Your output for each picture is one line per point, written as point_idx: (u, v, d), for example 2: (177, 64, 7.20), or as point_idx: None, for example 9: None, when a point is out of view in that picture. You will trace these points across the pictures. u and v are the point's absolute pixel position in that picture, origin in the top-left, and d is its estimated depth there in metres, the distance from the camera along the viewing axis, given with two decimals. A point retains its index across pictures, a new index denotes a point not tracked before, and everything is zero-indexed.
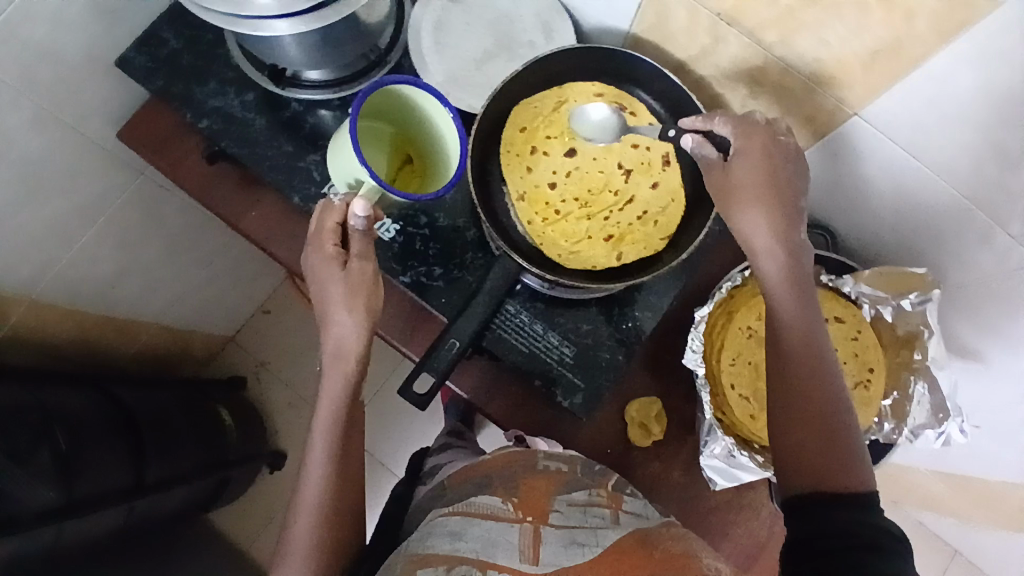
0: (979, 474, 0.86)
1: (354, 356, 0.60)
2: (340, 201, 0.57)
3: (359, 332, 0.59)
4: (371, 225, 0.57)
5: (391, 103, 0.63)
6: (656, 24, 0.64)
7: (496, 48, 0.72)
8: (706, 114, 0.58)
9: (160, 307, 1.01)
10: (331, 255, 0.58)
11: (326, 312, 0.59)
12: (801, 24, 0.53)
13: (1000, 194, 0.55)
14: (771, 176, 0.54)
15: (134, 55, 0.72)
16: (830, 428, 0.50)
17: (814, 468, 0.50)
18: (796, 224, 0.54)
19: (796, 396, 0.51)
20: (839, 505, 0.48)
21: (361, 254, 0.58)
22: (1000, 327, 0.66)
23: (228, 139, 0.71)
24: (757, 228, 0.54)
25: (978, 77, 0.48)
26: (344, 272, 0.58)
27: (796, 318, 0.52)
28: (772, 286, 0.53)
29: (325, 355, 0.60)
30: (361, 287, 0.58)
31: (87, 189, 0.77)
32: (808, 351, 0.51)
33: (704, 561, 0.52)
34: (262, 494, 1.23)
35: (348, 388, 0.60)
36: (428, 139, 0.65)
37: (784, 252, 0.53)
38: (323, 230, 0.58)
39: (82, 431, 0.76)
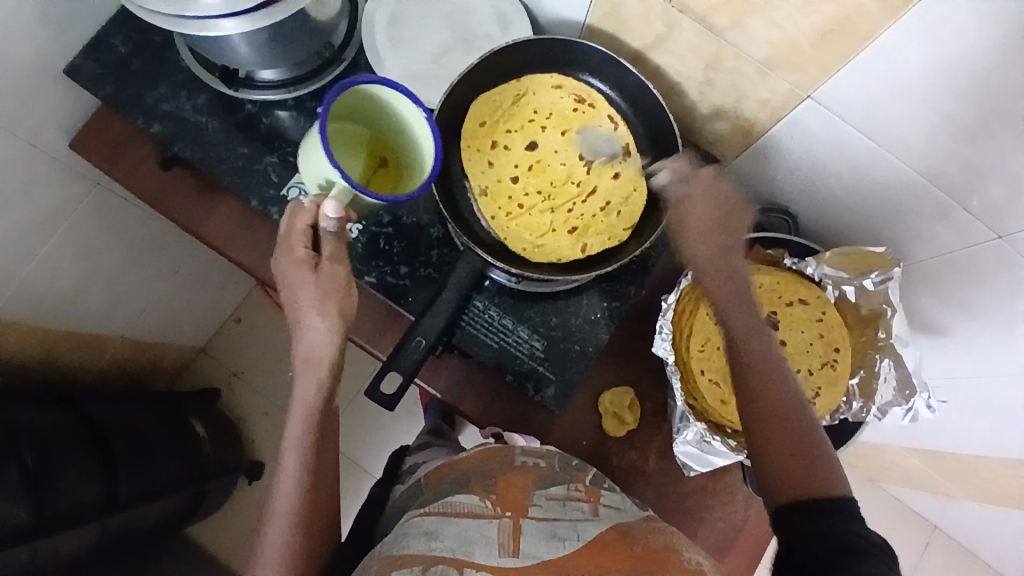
0: (950, 447, 0.88)
1: (327, 362, 0.59)
2: (309, 203, 0.56)
3: (332, 337, 0.58)
4: (342, 226, 0.56)
5: (363, 103, 0.62)
6: (610, 13, 0.64)
7: (452, 42, 0.72)
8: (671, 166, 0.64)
9: (126, 319, 0.98)
10: (303, 257, 0.56)
11: (298, 317, 0.58)
12: (752, 7, 0.54)
13: (954, 167, 0.56)
14: (714, 206, 0.60)
15: (81, 62, 0.70)
16: (791, 433, 0.50)
17: (792, 472, 0.49)
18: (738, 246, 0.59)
19: (754, 403, 0.52)
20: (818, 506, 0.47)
21: (333, 257, 0.57)
22: (962, 303, 0.67)
23: (182, 143, 0.70)
24: (704, 251, 0.58)
25: (927, 54, 0.49)
26: (315, 275, 0.57)
27: (747, 335, 0.54)
28: (721, 303, 0.56)
29: (296, 359, 0.59)
30: (332, 292, 0.57)
31: (42, 201, 0.75)
32: (761, 360, 0.53)
33: (685, 555, 0.52)
34: (242, 506, 1.21)
35: (321, 395, 0.59)
36: (402, 138, 0.64)
37: (725, 268, 0.58)
38: (293, 233, 0.57)
39: (48, 445, 0.74)
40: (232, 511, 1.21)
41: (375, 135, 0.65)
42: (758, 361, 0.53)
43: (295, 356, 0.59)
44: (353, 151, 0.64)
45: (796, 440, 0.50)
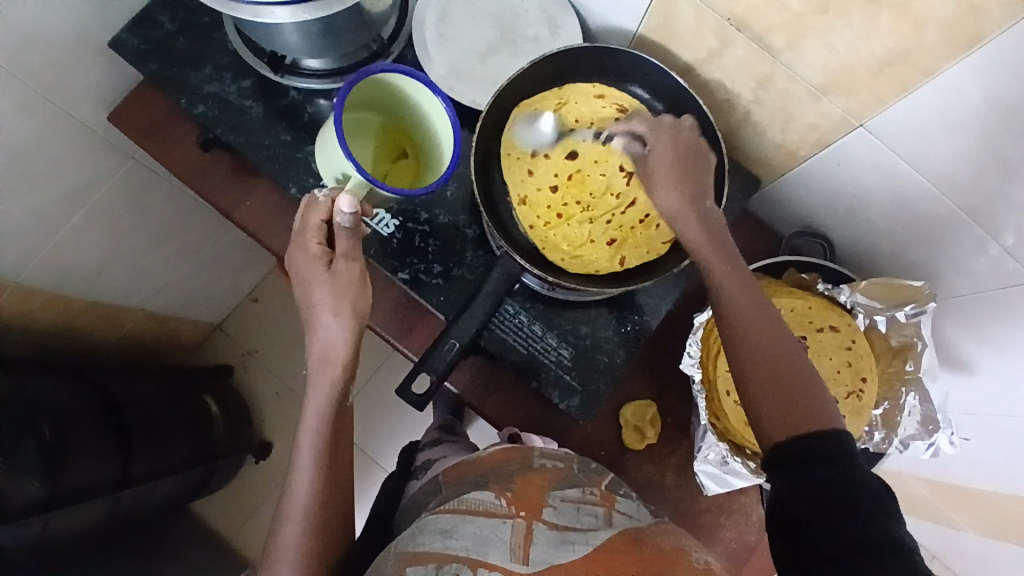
0: (963, 482, 0.88)
1: (341, 360, 0.58)
2: (324, 198, 0.56)
3: (346, 335, 0.57)
4: (358, 223, 0.56)
5: (381, 92, 0.62)
6: (664, 24, 0.63)
7: (500, 43, 0.71)
8: (627, 118, 0.62)
9: (147, 294, 0.99)
10: (316, 254, 0.56)
11: (313, 317, 0.57)
12: (814, 32, 0.53)
13: (998, 208, 0.55)
14: (677, 160, 0.56)
15: (128, 37, 0.69)
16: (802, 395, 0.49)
17: (794, 427, 0.47)
18: (707, 198, 0.57)
19: (745, 355, 0.51)
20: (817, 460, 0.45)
21: (347, 254, 0.56)
22: (991, 340, 0.66)
23: (224, 126, 0.70)
24: (671, 207, 0.56)
25: (988, 95, 0.49)
26: (329, 271, 0.56)
27: (742, 299, 0.53)
28: (697, 251, 0.55)
29: (309, 361, 0.59)
30: (347, 287, 0.56)
31: (77, 174, 0.75)
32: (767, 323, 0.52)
33: (694, 555, 0.52)
34: (248, 485, 1.22)
35: (335, 393, 0.59)
36: (421, 129, 0.64)
37: (700, 218, 0.56)
38: (306, 230, 0.57)
39: (67, 419, 0.74)
40: (238, 488, 1.22)
41: (395, 126, 0.66)
42: (759, 329, 0.51)
43: (310, 355, 0.59)
44: (370, 141, 0.64)
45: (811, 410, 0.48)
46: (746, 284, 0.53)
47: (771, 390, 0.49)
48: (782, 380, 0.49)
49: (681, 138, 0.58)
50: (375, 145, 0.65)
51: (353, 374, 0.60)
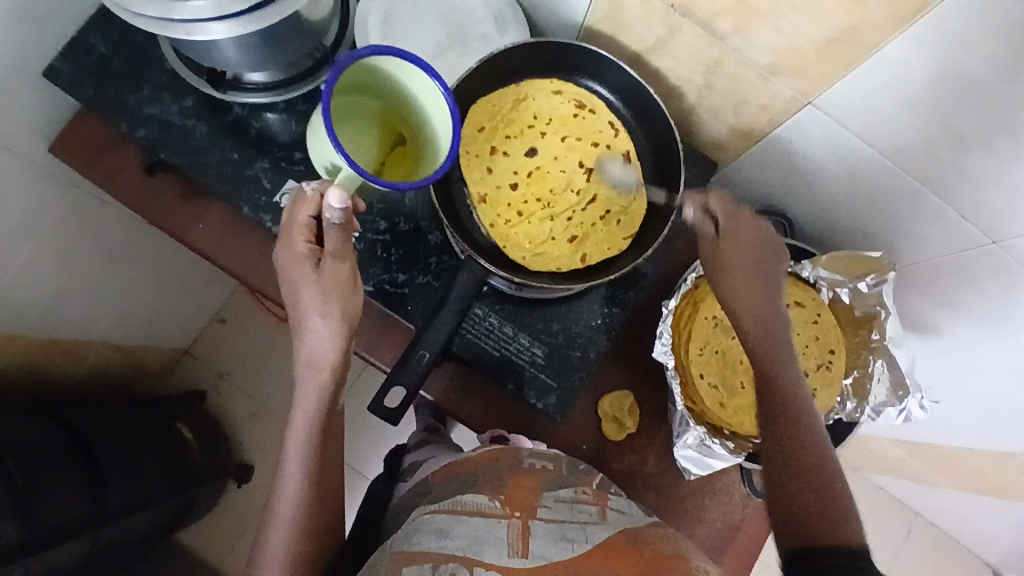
0: (937, 441, 0.90)
1: (328, 365, 0.57)
2: (313, 194, 0.55)
3: (333, 341, 0.56)
4: (347, 220, 0.54)
5: (377, 76, 0.58)
6: (610, 15, 0.63)
7: (448, 43, 0.70)
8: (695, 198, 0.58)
9: (108, 324, 0.95)
10: (304, 252, 0.55)
11: (299, 316, 0.56)
12: (758, 15, 0.53)
13: (950, 176, 0.56)
14: (752, 237, 0.57)
15: (60, 63, 0.67)
16: (824, 480, 0.48)
17: (815, 511, 0.47)
18: (766, 255, 0.57)
19: (775, 425, 0.51)
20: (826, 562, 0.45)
21: (336, 252, 0.55)
22: (953, 303, 0.68)
23: (169, 148, 0.68)
24: (728, 266, 0.56)
25: (932, 66, 0.49)
26: (317, 272, 0.55)
27: (779, 378, 0.53)
28: (743, 322, 0.55)
29: (297, 362, 0.57)
30: (336, 288, 0.55)
31: (20, 208, 0.72)
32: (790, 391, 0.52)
33: (694, 563, 0.51)
34: (232, 508, 1.20)
35: (323, 400, 0.57)
36: (419, 119, 0.61)
37: (746, 278, 0.56)
38: (294, 226, 0.55)
39: (33, 456, 0.72)
40: (221, 513, 1.19)
41: (394, 113, 0.62)
42: (785, 394, 0.52)
43: (297, 360, 0.58)
44: (368, 127, 0.61)
45: (836, 510, 0.47)
46: (794, 362, 0.54)
47: (799, 471, 0.49)
48: (808, 464, 0.49)
49: (757, 234, 0.57)
50: (372, 133, 0.62)
51: (341, 382, 0.59)
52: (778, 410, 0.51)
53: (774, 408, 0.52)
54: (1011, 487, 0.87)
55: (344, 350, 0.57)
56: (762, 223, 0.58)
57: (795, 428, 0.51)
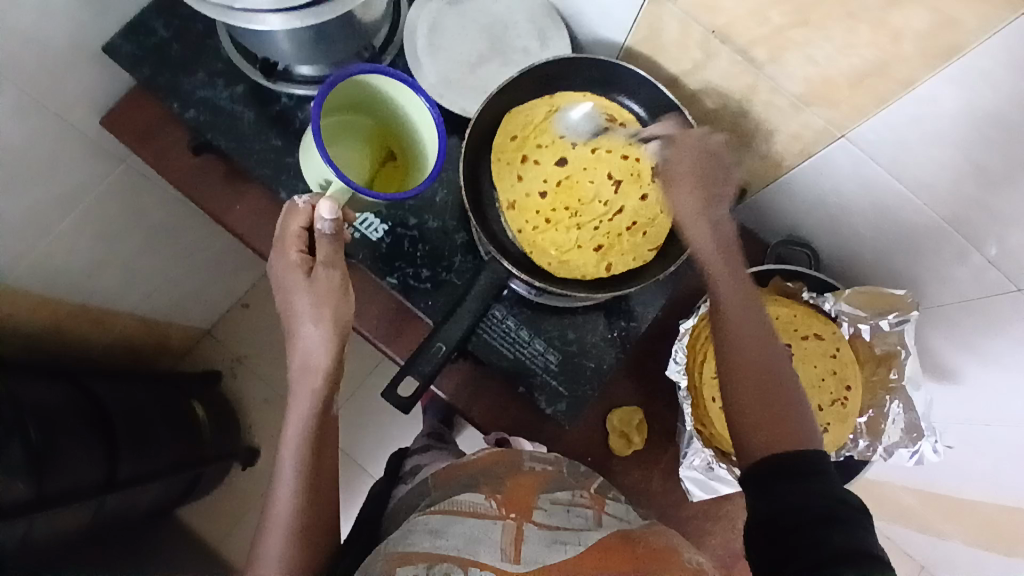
0: (950, 490, 0.89)
1: (321, 370, 0.57)
2: (304, 204, 0.56)
3: (326, 345, 0.56)
4: (338, 229, 0.55)
5: (361, 92, 0.61)
6: (650, 36, 0.65)
7: (490, 52, 0.72)
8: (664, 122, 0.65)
9: (137, 297, 0.98)
10: (294, 261, 0.56)
11: (293, 325, 0.57)
12: (796, 46, 0.54)
13: (981, 220, 0.56)
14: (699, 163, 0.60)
15: (122, 42, 0.70)
16: (781, 392, 0.51)
17: (766, 420, 0.50)
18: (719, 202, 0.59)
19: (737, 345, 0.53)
20: (788, 461, 0.47)
21: (327, 260, 0.55)
22: (975, 348, 0.67)
23: (215, 131, 0.70)
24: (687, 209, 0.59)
25: (966, 108, 0.50)
26: (309, 279, 0.55)
27: (734, 295, 0.55)
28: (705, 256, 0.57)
29: (291, 370, 0.58)
30: (327, 295, 0.55)
31: (70, 177, 0.76)
32: (750, 311, 0.54)
33: (687, 555, 0.51)
34: (237, 491, 1.21)
35: (318, 404, 0.58)
36: (405, 132, 0.64)
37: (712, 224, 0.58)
38: (288, 236, 0.57)
39: (52, 418, 0.74)
40: (226, 495, 1.21)
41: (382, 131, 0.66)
42: (744, 313, 0.54)
43: (291, 366, 0.58)
44: (356, 144, 0.64)
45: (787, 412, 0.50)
46: (747, 285, 0.55)
47: (749, 376, 0.51)
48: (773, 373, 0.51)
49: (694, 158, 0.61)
50: (362, 148, 0.65)
51: (335, 389, 0.60)
52: (747, 340, 0.52)
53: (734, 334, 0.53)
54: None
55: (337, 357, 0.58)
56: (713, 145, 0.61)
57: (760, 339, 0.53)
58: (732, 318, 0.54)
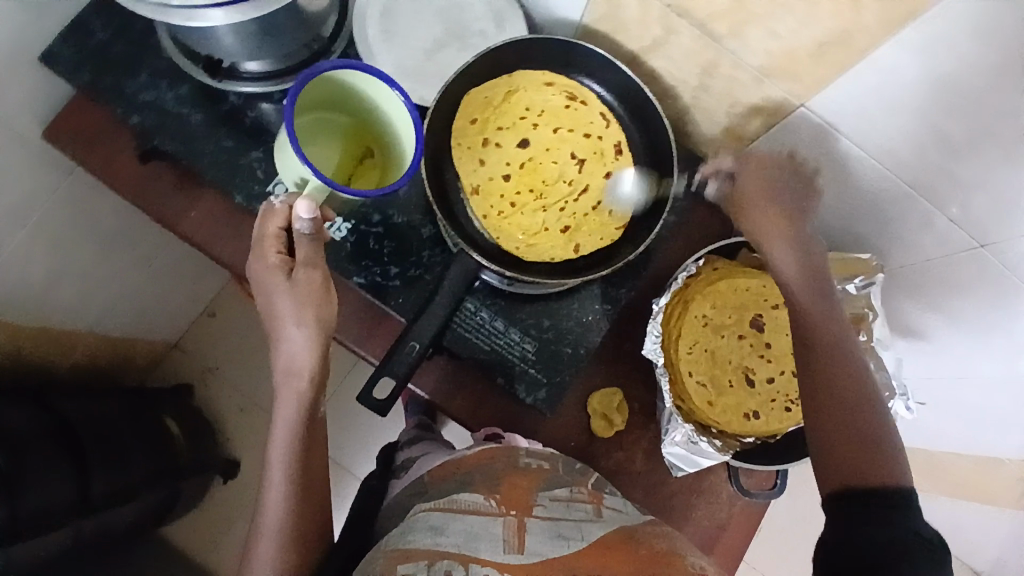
0: (924, 446, 0.91)
1: (307, 372, 0.56)
2: (282, 205, 0.55)
3: (310, 347, 0.55)
4: (318, 228, 0.54)
5: (333, 89, 0.59)
6: (607, 14, 0.64)
7: (446, 39, 0.70)
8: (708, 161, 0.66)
9: (97, 314, 0.95)
10: (275, 263, 0.54)
11: (276, 328, 0.56)
12: (753, 17, 0.54)
13: (942, 181, 0.57)
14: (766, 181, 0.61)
15: (56, 48, 0.67)
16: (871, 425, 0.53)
17: (851, 464, 0.52)
18: (803, 226, 0.60)
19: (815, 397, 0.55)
20: (874, 498, 0.50)
21: (307, 261, 0.54)
22: (940, 308, 0.69)
23: (164, 136, 0.67)
24: (783, 251, 0.59)
25: (924, 71, 0.50)
26: (290, 280, 0.54)
27: (822, 331, 0.56)
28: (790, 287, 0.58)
29: (275, 373, 0.57)
30: (309, 296, 0.54)
31: (12, 194, 0.72)
32: (831, 349, 0.55)
33: (689, 559, 0.50)
34: (219, 504, 1.19)
35: (303, 407, 0.57)
36: (382, 128, 0.61)
37: (800, 253, 0.59)
38: (265, 237, 0.55)
39: (19, 446, 0.71)
40: (207, 509, 1.18)
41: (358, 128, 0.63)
42: (829, 351, 0.55)
43: (275, 368, 0.57)
44: (331, 143, 0.62)
45: (871, 450, 0.52)
46: (835, 319, 0.56)
47: (834, 424, 0.54)
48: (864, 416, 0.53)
49: (783, 177, 0.61)
50: (338, 146, 0.62)
51: (321, 389, 0.59)
52: (834, 386, 0.54)
53: (820, 375, 0.55)
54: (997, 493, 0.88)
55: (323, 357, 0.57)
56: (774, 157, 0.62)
57: (846, 379, 0.54)
58: (818, 364, 0.55)
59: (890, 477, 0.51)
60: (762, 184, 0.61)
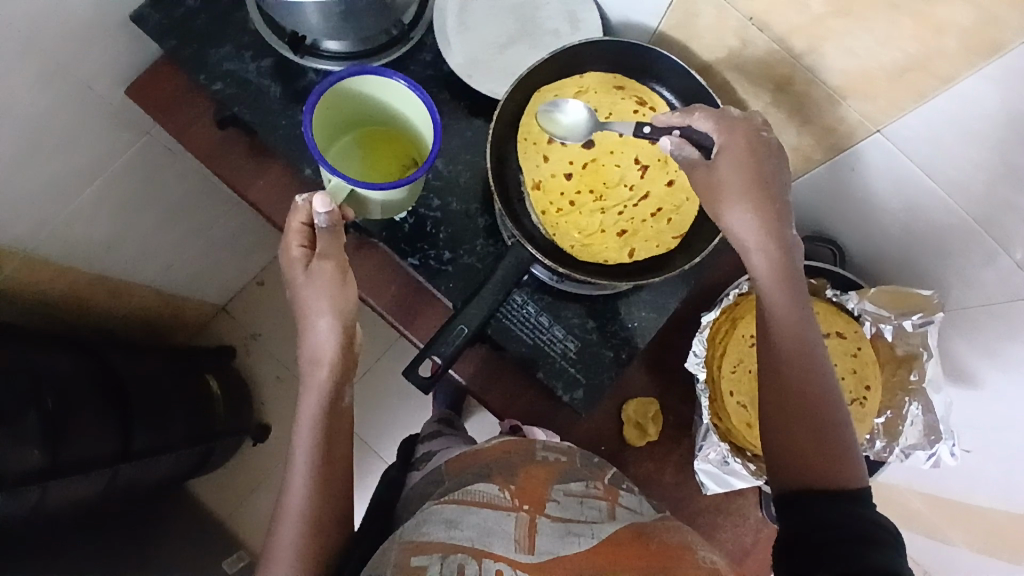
0: (961, 496, 0.89)
1: (327, 361, 0.59)
2: (304, 202, 0.56)
3: (335, 335, 0.58)
4: (335, 223, 0.56)
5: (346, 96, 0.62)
6: (684, 22, 0.64)
7: (520, 33, 0.71)
8: (684, 110, 0.58)
9: (156, 272, 0.99)
10: (298, 256, 0.58)
11: (305, 317, 0.58)
12: (835, 36, 0.53)
13: (1016, 223, 0.55)
14: (757, 169, 0.54)
15: (150, 12, 0.70)
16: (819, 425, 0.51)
17: (805, 463, 0.51)
18: (787, 217, 0.54)
19: (785, 397, 0.52)
20: (827, 499, 0.49)
21: (325, 253, 0.57)
22: (995, 354, 0.66)
23: (241, 104, 0.70)
24: (746, 230, 0.54)
25: (1005, 108, 0.49)
26: (308, 273, 0.57)
27: (785, 327, 0.53)
28: (764, 283, 0.53)
29: (302, 360, 0.60)
30: (324, 288, 0.57)
31: (92, 147, 0.75)
32: (800, 344, 0.52)
33: (700, 554, 0.52)
34: (245, 467, 1.22)
35: (324, 397, 0.59)
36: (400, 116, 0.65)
37: (779, 246, 0.53)
38: (291, 229, 0.58)
39: (67, 390, 0.74)
40: (234, 471, 1.22)
41: (378, 130, 0.68)
42: (797, 352, 0.52)
43: (302, 356, 0.60)
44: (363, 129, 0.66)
45: (829, 452, 0.50)
46: (803, 310, 0.53)
47: (790, 418, 0.52)
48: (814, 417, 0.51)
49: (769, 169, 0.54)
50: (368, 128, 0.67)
51: (344, 380, 0.60)
52: (793, 386, 0.52)
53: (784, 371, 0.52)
54: None
55: (344, 348, 0.59)
56: (764, 132, 0.55)
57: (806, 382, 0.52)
58: (789, 358, 0.52)
59: (846, 478, 0.50)
60: (748, 171, 0.53)
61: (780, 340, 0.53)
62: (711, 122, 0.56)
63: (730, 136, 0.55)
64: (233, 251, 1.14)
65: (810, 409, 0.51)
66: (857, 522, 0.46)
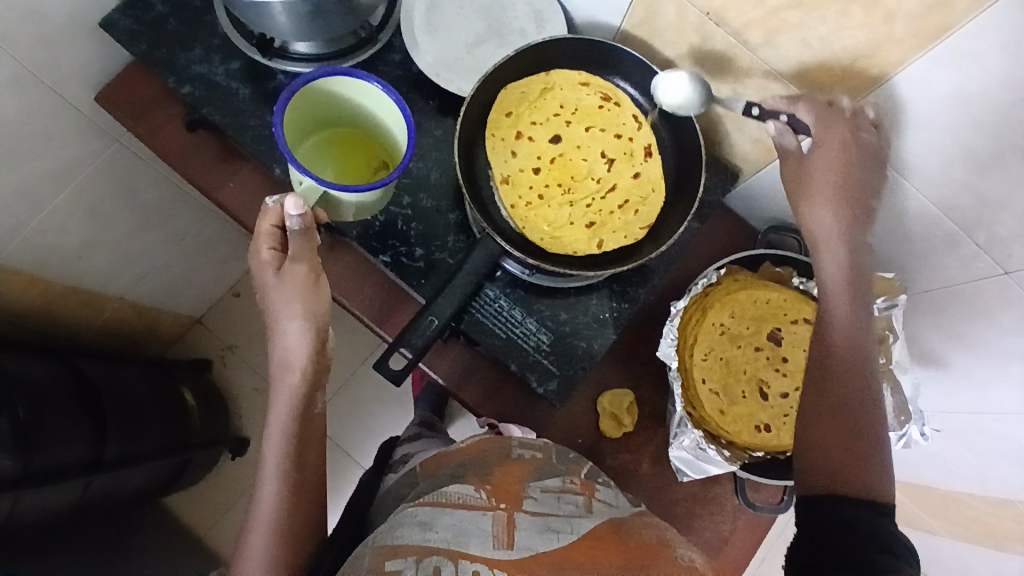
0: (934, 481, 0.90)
1: (299, 366, 0.58)
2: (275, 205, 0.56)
3: (307, 339, 0.58)
4: (308, 226, 0.55)
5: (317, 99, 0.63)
6: (645, 20, 0.65)
7: (488, 32, 0.73)
8: (791, 98, 0.59)
9: (124, 285, 0.98)
10: (270, 257, 0.58)
11: (274, 320, 0.58)
12: (789, 27, 0.55)
13: (968, 202, 0.57)
14: (846, 171, 0.56)
15: (118, 17, 0.70)
16: (867, 434, 0.53)
17: (840, 470, 0.52)
18: (862, 226, 0.58)
19: (832, 399, 0.54)
20: (852, 507, 0.50)
21: (295, 256, 0.57)
22: (961, 335, 0.68)
23: (211, 106, 0.70)
24: (824, 228, 0.57)
25: (954, 89, 0.51)
26: (279, 275, 0.57)
27: (847, 330, 0.56)
28: (832, 286, 0.57)
29: (271, 367, 0.59)
30: (296, 290, 0.57)
31: (62, 152, 0.75)
32: (855, 351, 0.55)
33: (678, 551, 0.51)
34: (222, 481, 1.20)
35: (295, 403, 0.59)
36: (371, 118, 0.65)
37: (848, 250, 0.57)
38: (261, 231, 0.57)
39: (40, 397, 0.73)
40: (212, 485, 1.20)
41: (346, 131, 0.68)
42: (853, 360, 0.55)
43: (272, 362, 0.59)
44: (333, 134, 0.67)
45: (860, 463, 0.52)
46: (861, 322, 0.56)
47: (832, 421, 0.54)
48: (851, 423, 0.53)
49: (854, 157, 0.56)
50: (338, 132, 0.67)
51: (315, 386, 0.60)
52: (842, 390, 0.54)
53: (835, 373, 0.55)
54: (1007, 537, 0.86)
55: (315, 354, 0.59)
56: (863, 133, 0.56)
57: (853, 389, 0.54)
58: (841, 362, 0.55)
59: (875, 491, 0.51)
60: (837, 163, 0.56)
61: (837, 342, 0.56)
62: (814, 115, 0.57)
63: (825, 132, 0.56)
64: (208, 261, 1.13)
65: (852, 415, 0.54)
66: (874, 528, 0.48)
